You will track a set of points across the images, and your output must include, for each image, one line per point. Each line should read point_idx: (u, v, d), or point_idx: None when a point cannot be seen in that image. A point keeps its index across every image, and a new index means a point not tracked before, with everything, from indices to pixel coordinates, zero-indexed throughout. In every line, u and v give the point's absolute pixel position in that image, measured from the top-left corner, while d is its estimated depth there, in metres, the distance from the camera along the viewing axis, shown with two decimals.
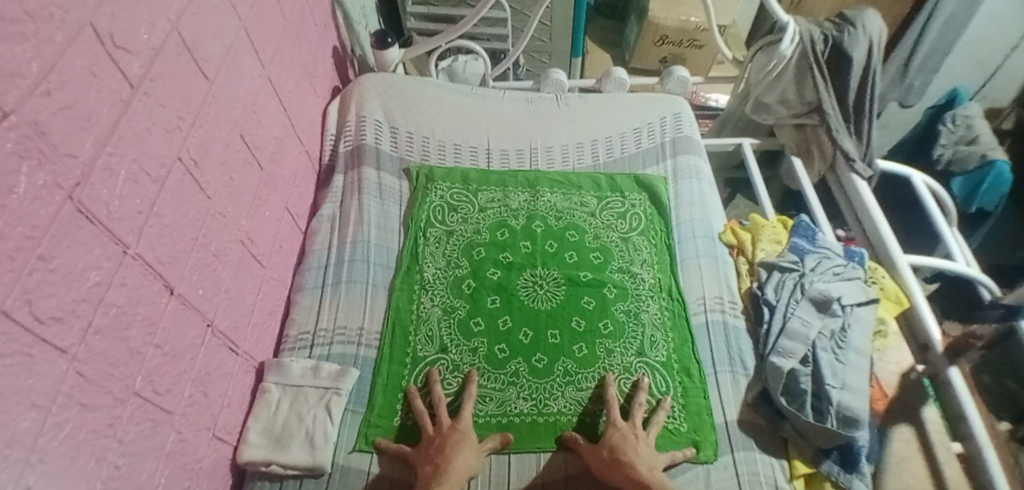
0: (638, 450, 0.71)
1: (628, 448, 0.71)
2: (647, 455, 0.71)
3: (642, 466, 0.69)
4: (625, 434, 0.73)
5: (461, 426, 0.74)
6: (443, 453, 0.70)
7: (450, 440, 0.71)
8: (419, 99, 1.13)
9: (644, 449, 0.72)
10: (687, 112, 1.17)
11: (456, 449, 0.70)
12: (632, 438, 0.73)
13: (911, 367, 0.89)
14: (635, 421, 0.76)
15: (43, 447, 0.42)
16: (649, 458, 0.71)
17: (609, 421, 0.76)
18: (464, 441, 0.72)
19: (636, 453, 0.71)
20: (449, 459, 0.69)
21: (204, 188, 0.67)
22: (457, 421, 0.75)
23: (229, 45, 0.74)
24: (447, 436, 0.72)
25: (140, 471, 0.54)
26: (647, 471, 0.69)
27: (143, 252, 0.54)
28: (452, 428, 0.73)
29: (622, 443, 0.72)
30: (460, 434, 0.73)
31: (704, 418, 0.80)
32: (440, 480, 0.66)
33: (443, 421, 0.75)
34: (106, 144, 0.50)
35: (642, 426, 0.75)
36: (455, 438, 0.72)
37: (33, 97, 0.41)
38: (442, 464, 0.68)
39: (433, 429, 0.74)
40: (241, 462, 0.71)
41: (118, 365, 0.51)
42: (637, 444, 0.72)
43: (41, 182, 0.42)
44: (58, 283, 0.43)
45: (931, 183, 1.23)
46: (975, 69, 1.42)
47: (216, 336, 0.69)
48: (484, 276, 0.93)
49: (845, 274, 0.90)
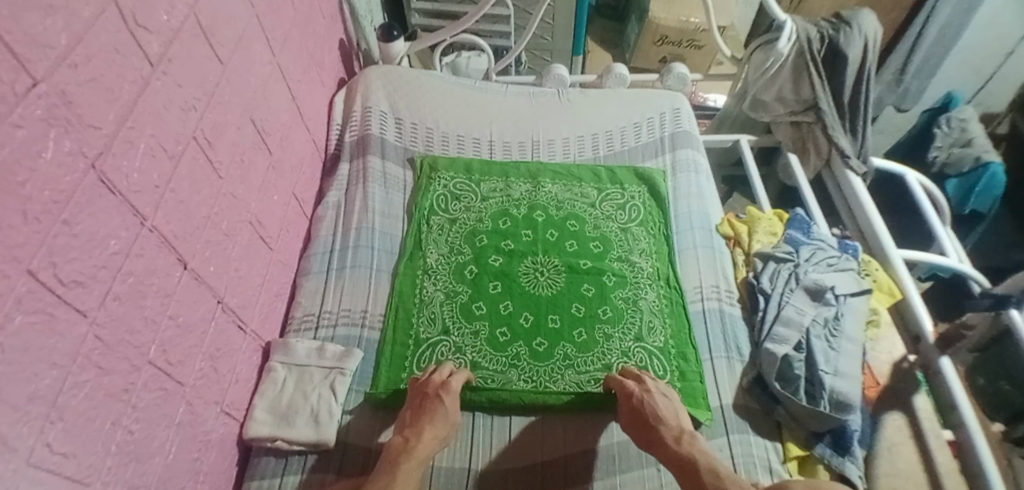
0: (660, 406, 0.74)
1: (651, 411, 0.73)
2: (672, 413, 0.74)
3: (668, 433, 0.71)
4: (641, 396, 0.74)
5: (445, 396, 0.74)
6: (413, 426, 0.71)
7: (427, 409, 0.72)
8: (422, 91, 1.15)
9: (665, 404, 0.75)
10: (685, 107, 1.20)
11: (427, 421, 0.71)
12: (649, 397, 0.74)
13: (903, 356, 0.92)
14: (642, 378, 0.78)
15: (63, 405, 0.44)
16: (671, 416, 0.73)
17: (620, 386, 0.76)
18: (439, 412, 0.72)
19: (660, 415, 0.72)
20: (420, 435, 0.69)
21: (217, 168, 0.69)
22: (444, 385, 0.76)
23: (241, 31, 0.76)
24: (427, 400, 0.74)
25: (152, 438, 0.55)
26: (673, 437, 0.70)
27: (159, 226, 0.56)
28: (436, 395, 0.74)
29: (642, 409, 0.73)
30: (438, 404, 0.73)
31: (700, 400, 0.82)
32: (407, 455, 0.67)
33: (433, 377, 0.77)
34: (126, 118, 0.52)
35: (651, 379, 0.77)
36: (432, 407, 0.72)
37: (62, 67, 0.43)
38: (411, 438, 0.69)
39: (421, 384, 0.77)
40: (246, 437, 0.73)
41: (134, 333, 0.52)
42: (656, 401, 0.74)
43: (67, 149, 0.43)
44: (81, 248, 0.45)
45: (926, 181, 1.25)
46: (970, 73, 1.45)
47: (226, 313, 0.71)
48: (486, 263, 0.95)
49: (839, 265, 0.92)
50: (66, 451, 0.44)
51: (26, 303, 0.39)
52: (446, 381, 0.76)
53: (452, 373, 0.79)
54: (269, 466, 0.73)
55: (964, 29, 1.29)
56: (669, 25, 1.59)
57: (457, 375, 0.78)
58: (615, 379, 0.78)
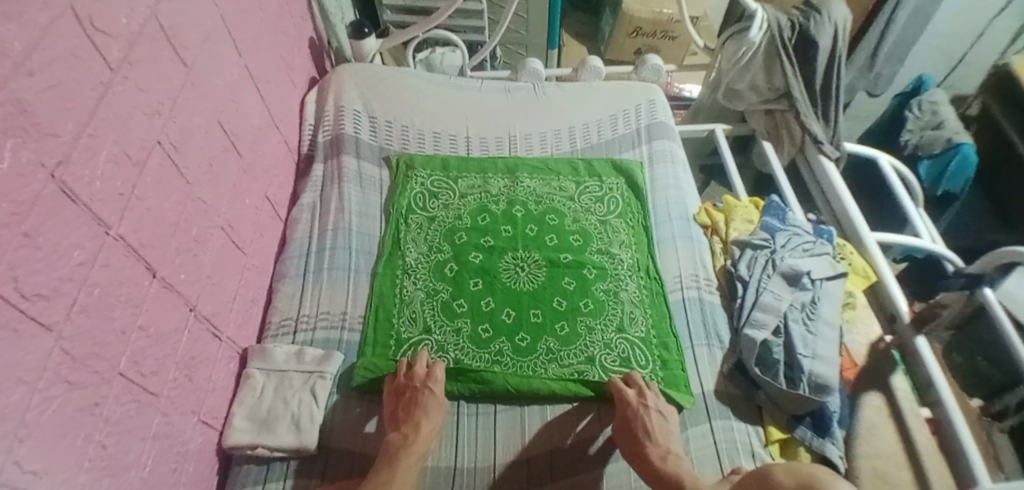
0: (653, 423, 0.73)
1: (642, 424, 0.73)
2: (663, 433, 0.73)
3: (653, 451, 0.71)
4: (636, 410, 0.75)
5: (434, 386, 0.76)
6: (409, 421, 0.72)
7: (421, 404, 0.73)
8: (396, 88, 1.14)
9: (659, 425, 0.74)
10: (661, 99, 1.20)
11: (422, 414, 0.72)
12: (644, 412, 0.74)
13: (881, 337, 0.93)
14: (643, 391, 0.77)
15: (31, 422, 0.42)
16: (662, 434, 0.73)
17: (619, 396, 0.78)
18: (432, 404, 0.74)
19: (652, 431, 0.72)
20: (418, 429, 0.71)
21: (185, 174, 0.67)
22: (429, 376, 0.77)
23: (207, 33, 0.74)
24: (417, 394, 0.75)
25: (127, 452, 0.54)
26: (658, 454, 0.70)
27: (126, 234, 0.55)
28: (423, 386, 0.75)
29: (633, 421, 0.74)
30: (428, 396, 0.74)
31: (680, 386, 0.82)
32: (407, 450, 0.68)
33: (417, 371, 0.77)
34: (87, 125, 0.50)
35: (653, 396, 0.77)
36: (424, 400, 0.74)
37: (18, 75, 0.41)
38: (410, 434, 0.70)
39: (405, 377, 0.77)
40: (226, 446, 0.72)
41: (103, 345, 0.51)
42: (652, 418, 0.74)
43: (26, 159, 0.42)
44: (43, 260, 0.44)
45: (898, 165, 1.27)
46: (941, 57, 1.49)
47: (200, 321, 0.69)
48: (467, 260, 0.94)
49: (814, 250, 0.94)
50: (37, 469, 0.43)
51: None
52: (430, 371, 0.78)
53: (429, 363, 0.80)
54: (250, 473, 0.71)
55: (931, 15, 1.32)
56: (643, 16, 1.60)
57: (439, 364, 0.79)
58: (615, 387, 0.79)
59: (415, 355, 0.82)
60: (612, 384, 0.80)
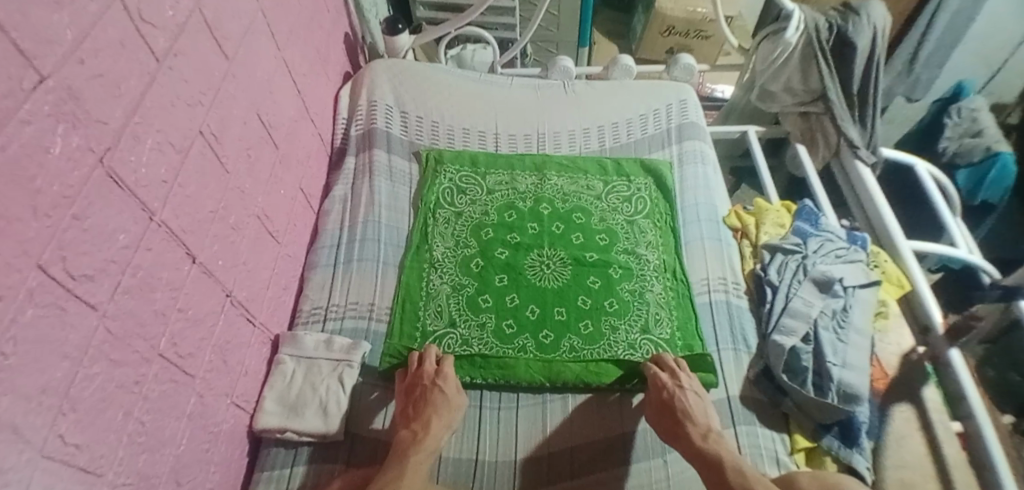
0: (691, 404, 0.74)
1: (681, 405, 0.74)
2: (701, 412, 0.74)
3: (695, 430, 0.72)
4: (673, 391, 0.75)
5: (443, 385, 0.76)
6: (419, 419, 0.72)
7: (429, 401, 0.74)
8: (428, 84, 1.15)
9: (698, 404, 0.75)
10: (692, 99, 1.19)
11: (432, 412, 0.73)
12: (682, 393, 0.75)
13: (912, 348, 0.91)
14: (676, 372, 0.78)
15: (75, 397, 0.44)
16: (700, 414, 0.74)
17: (653, 379, 0.78)
18: (441, 401, 0.74)
19: (690, 412, 0.73)
20: (427, 428, 0.71)
21: (224, 163, 0.69)
22: (438, 374, 0.78)
23: (246, 26, 0.76)
24: (426, 391, 0.75)
25: (163, 429, 0.56)
26: (700, 434, 0.71)
27: (168, 220, 0.57)
28: (433, 385, 0.76)
29: (672, 403, 0.74)
30: (438, 394, 0.75)
31: (703, 375, 0.82)
32: (417, 447, 0.69)
33: (426, 368, 0.78)
34: (134, 113, 0.52)
35: (686, 376, 0.77)
36: (434, 398, 0.74)
37: (69, 63, 0.43)
38: (420, 431, 0.71)
39: (415, 375, 0.78)
40: (256, 428, 0.74)
41: (144, 326, 0.53)
42: (688, 398, 0.74)
43: (75, 144, 0.44)
44: (90, 241, 0.46)
45: (936, 173, 1.24)
46: (981, 62, 1.42)
47: (235, 306, 0.71)
48: (493, 256, 0.95)
49: (848, 257, 0.92)
50: (79, 442, 0.45)
51: (37, 296, 0.40)
52: (439, 369, 0.79)
53: (438, 361, 0.80)
54: (278, 456, 0.73)
55: (974, 18, 1.27)
56: (676, 15, 1.58)
57: (446, 361, 0.80)
58: (649, 373, 0.79)
59: (424, 350, 0.82)
60: (646, 368, 0.81)
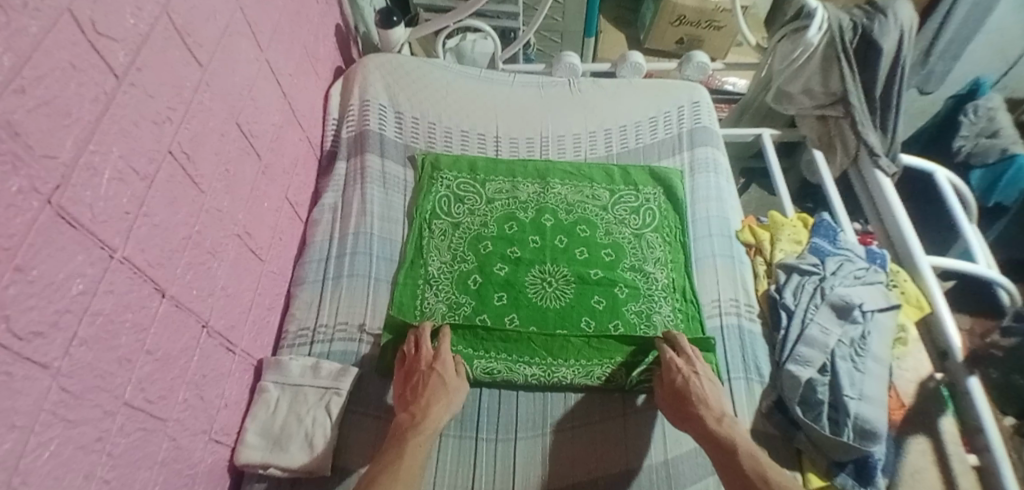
0: (705, 390, 0.72)
1: (696, 391, 0.71)
2: (714, 398, 0.72)
3: (708, 414, 0.70)
4: (688, 376, 0.73)
5: (441, 369, 0.74)
6: (416, 402, 0.71)
7: (427, 385, 0.72)
8: (425, 82, 1.08)
9: (711, 391, 0.72)
10: (706, 101, 1.11)
11: (430, 395, 0.71)
12: (697, 379, 0.73)
13: (929, 376, 0.86)
14: (691, 359, 0.76)
15: (27, 468, 0.39)
16: (714, 400, 0.72)
17: (666, 363, 0.76)
18: (440, 386, 0.72)
19: (705, 397, 0.71)
20: (426, 410, 0.69)
21: (198, 183, 0.63)
22: (437, 357, 0.75)
23: (223, 27, 0.69)
24: (424, 376, 0.73)
25: (131, 482, 0.51)
26: (713, 418, 0.69)
27: (132, 255, 0.51)
28: (430, 369, 0.74)
29: (686, 388, 0.72)
30: (435, 378, 0.73)
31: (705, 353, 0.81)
32: (416, 430, 0.67)
33: (424, 352, 0.75)
34: (88, 141, 0.45)
35: (701, 363, 0.75)
36: (433, 382, 0.72)
37: (6, 94, 0.37)
38: (418, 414, 0.69)
39: (412, 360, 0.75)
40: (238, 463, 0.69)
41: (107, 376, 0.48)
42: (704, 385, 0.72)
43: (16, 187, 0.38)
44: (38, 294, 0.40)
45: (955, 179, 1.17)
46: (995, 56, 1.34)
47: (212, 337, 0.66)
48: (491, 272, 0.89)
49: (866, 278, 0.86)
50: None
51: None
52: (438, 351, 0.76)
53: (437, 344, 0.78)
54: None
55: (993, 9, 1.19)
56: (688, 4, 1.50)
57: (446, 342, 0.77)
58: (664, 356, 0.77)
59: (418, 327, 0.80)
60: (661, 351, 0.78)
